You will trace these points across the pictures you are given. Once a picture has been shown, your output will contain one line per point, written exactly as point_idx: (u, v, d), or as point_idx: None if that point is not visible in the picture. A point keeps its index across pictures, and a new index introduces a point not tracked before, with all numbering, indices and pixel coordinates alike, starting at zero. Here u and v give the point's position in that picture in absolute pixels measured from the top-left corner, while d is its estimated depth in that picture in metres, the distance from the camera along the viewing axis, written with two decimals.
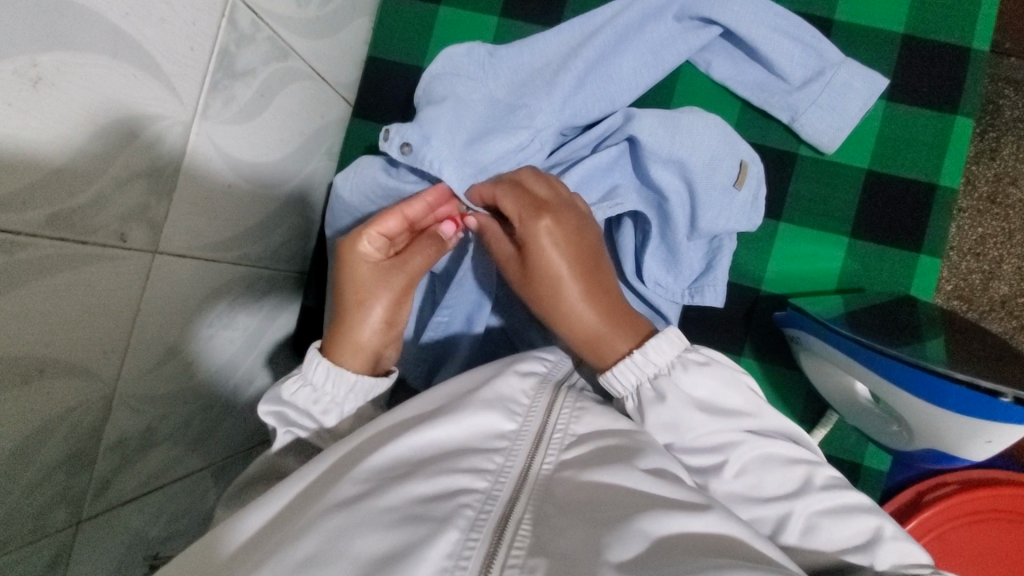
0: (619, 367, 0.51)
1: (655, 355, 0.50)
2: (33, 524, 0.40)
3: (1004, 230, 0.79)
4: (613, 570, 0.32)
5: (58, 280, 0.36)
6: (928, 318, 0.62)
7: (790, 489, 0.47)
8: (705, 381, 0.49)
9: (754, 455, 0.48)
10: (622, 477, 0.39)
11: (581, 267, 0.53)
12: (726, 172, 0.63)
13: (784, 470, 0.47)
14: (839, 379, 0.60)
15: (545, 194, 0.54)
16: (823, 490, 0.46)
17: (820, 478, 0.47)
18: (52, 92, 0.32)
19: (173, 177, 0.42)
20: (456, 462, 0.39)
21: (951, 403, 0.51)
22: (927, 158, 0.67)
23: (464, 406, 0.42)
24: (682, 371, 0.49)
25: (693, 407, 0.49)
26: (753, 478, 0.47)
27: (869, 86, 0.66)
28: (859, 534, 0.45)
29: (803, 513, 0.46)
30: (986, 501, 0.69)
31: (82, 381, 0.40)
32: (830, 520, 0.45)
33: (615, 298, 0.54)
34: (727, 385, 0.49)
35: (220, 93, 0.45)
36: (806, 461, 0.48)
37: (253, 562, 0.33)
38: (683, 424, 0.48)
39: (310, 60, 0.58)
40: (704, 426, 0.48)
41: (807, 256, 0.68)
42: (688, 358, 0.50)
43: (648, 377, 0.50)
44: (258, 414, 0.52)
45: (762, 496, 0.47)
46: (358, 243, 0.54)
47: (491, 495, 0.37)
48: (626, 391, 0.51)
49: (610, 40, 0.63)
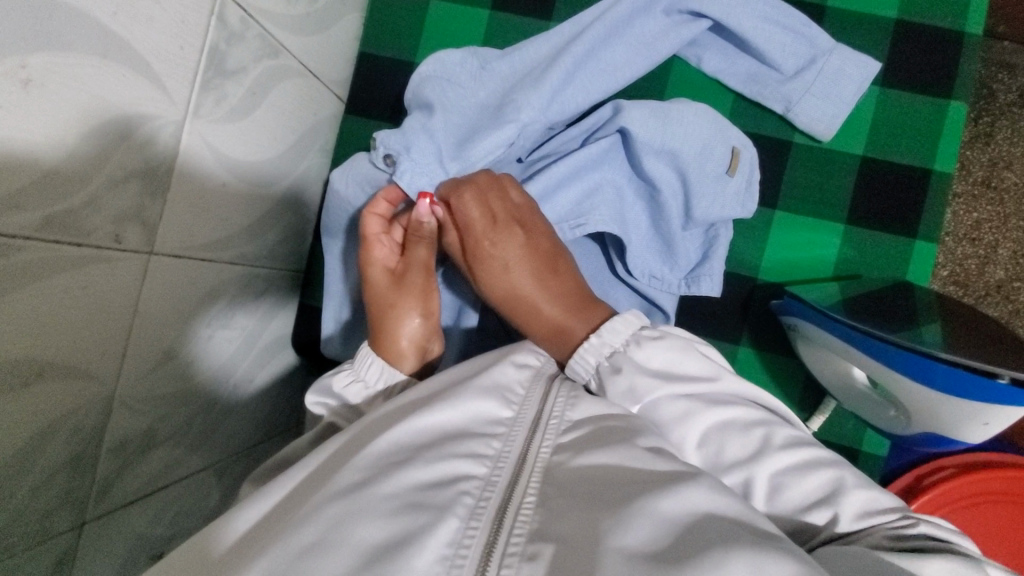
0: (579, 353, 0.52)
1: (610, 334, 0.51)
2: (37, 527, 0.40)
3: (999, 215, 0.79)
4: (614, 548, 0.32)
5: (54, 282, 0.36)
6: (924, 302, 0.62)
7: (750, 452, 0.46)
8: (658, 353, 0.49)
9: (714, 418, 0.47)
10: (618, 457, 0.39)
11: (527, 264, 0.56)
12: (718, 161, 0.62)
13: (743, 435, 0.46)
14: (834, 364, 0.60)
15: (475, 212, 0.57)
16: (782, 449, 0.45)
17: (779, 437, 0.46)
18: (41, 92, 0.32)
19: (166, 177, 0.42)
20: (453, 447, 0.39)
21: (939, 383, 0.52)
22: (921, 143, 0.67)
23: (459, 393, 0.43)
24: (636, 348, 0.50)
25: (647, 376, 0.48)
26: (714, 445, 0.47)
27: (862, 71, 0.66)
28: (820, 490, 0.43)
29: (763, 475, 0.45)
30: (983, 484, 0.69)
31: (80, 383, 0.40)
32: (791, 477, 0.44)
33: (572, 288, 0.56)
34: (680, 354, 0.49)
35: (211, 91, 0.45)
36: (765, 422, 0.47)
37: (255, 550, 0.33)
38: (642, 394, 0.48)
39: (301, 57, 0.58)
40: (659, 393, 0.48)
41: (802, 244, 0.68)
42: (642, 334, 0.51)
43: (605, 356, 0.51)
44: (306, 403, 0.53)
45: (724, 462, 0.46)
46: (370, 257, 0.59)
47: (490, 481, 0.37)
48: (589, 375, 0.51)
49: (598, 36, 0.63)
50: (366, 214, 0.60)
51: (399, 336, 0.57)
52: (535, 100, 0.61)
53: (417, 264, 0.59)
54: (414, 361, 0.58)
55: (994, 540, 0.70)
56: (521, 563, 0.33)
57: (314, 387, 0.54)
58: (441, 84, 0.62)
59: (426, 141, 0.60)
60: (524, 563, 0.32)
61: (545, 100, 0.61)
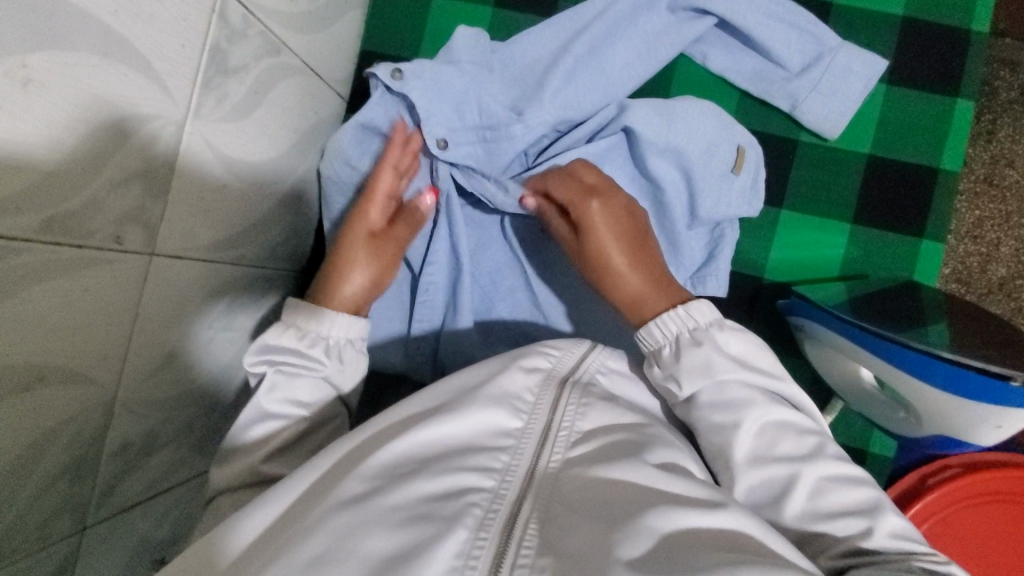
0: (662, 318, 0.51)
1: (698, 313, 0.51)
2: (38, 533, 0.39)
3: (1001, 212, 0.79)
4: (625, 568, 0.32)
5: (54, 286, 0.35)
6: (934, 303, 0.61)
7: (801, 453, 0.46)
8: (739, 342, 0.50)
9: (773, 416, 0.48)
10: (631, 474, 0.39)
11: (621, 239, 0.55)
12: (723, 159, 0.62)
13: (797, 438, 0.47)
14: (844, 365, 0.60)
15: (568, 192, 0.56)
16: (835, 458, 0.46)
17: (833, 448, 0.47)
18: (40, 93, 0.31)
19: (167, 178, 0.42)
20: (461, 461, 0.38)
21: (936, 380, 0.52)
22: (927, 142, 0.67)
23: (467, 406, 0.42)
24: (719, 331, 0.50)
25: (727, 359, 0.49)
26: (767, 441, 0.47)
27: (869, 69, 0.65)
28: (859, 503, 0.44)
29: (811, 477, 0.45)
30: (988, 485, 0.69)
31: (81, 388, 0.39)
32: (839, 486, 0.45)
33: (653, 262, 0.56)
34: (758, 349, 0.50)
35: (213, 91, 0.44)
36: (821, 432, 0.48)
37: (262, 562, 0.33)
38: (716, 369, 0.48)
39: (303, 55, 0.57)
40: (731, 374, 0.49)
41: (808, 244, 0.68)
42: (725, 321, 0.51)
43: (688, 329, 0.50)
44: (247, 366, 0.53)
45: (774, 456, 0.46)
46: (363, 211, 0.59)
47: (499, 494, 0.37)
48: (664, 340, 0.51)
49: (600, 35, 0.63)
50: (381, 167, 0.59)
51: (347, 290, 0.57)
52: (538, 101, 0.61)
53: (396, 239, 0.60)
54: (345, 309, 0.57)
55: (997, 539, 0.69)
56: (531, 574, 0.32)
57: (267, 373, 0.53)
58: (449, 53, 0.61)
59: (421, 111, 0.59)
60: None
61: (548, 98, 0.61)
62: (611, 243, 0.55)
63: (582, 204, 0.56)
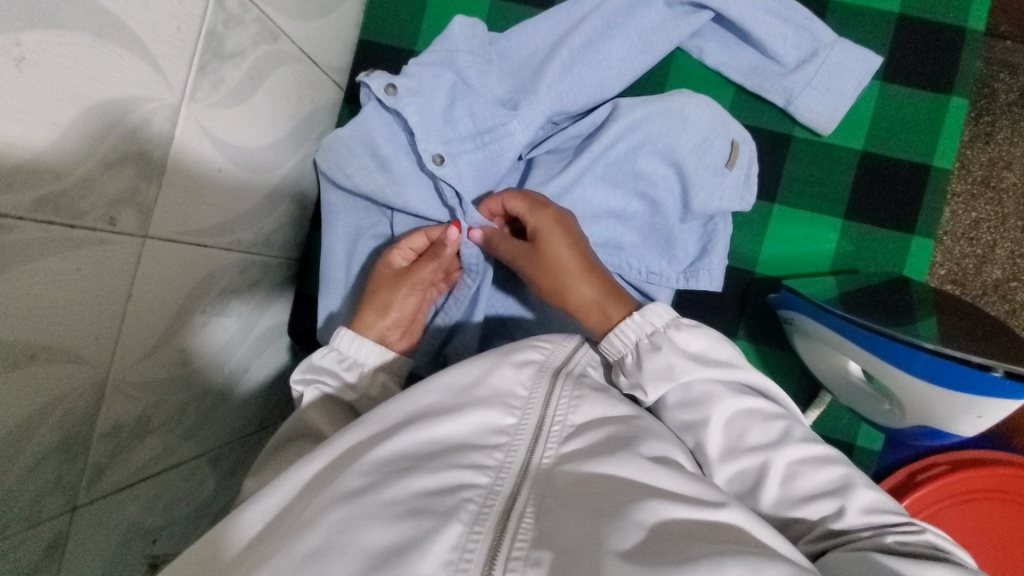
0: (620, 328, 0.52)
1: (653, 317, 0.51)
2: (29, 510, 0.40)
3: (998, 214, 0.79)
4: (618, 558, 0.33)
5: (46, 263, 0.36)
6: (921, 297, 0.62)
7: (769, 440, 0.46)
8: (698, 339, 0.50)
9: (739, 405, 0.48)
10: (623, 471, 0.39)
11: (577, 251, 0.55)
12: (715, 155, 0.62)
13: (765, 423, 0.47)
14: (825, 355, 0.61)
15: (520, 208, 0.56)
16: (802, 442, 0.46)
17: (799, 431, 0.47)
18: (34, 70, 0.32)
19: (161, 161, 0.42)
20: (457, 458, 0.39)
21: (919, 368, 0.52)
22: (921, 139, 0.67)
23: (461, 406, 0.42)
24: (676, 331, 0.50)
25: (686, 358, 0.49)
26: (737, 431, 0.47)
27: (863, 65, 0.65)
28: (832, 484, 0.44)
29: (782, 462, 0.45)
30: (974, 481, 0.69)
31: (73, 366, 0.40)
32: (808, 468, 0.45)
33: (604, 270, 0.57)
34: (716, 342, 0.50)
35: (208, 75, 0.45)
36: (787, 415, 0.48)
37: (260, 556, 0.34)
38: (678, 370, 0.48)
39: (300, 43, 0.58)
40: (689, 374, 0.48)
41: (800, 239, 0.68)
42: (682, 320, 0.51)
43: (645, 335, 0.51)
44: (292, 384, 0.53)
45: (744, 446, 0.47)
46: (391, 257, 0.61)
47: (493, 490, 0.37)
48: (626, 349, 0.51)
49: (596, 28, 0.63)
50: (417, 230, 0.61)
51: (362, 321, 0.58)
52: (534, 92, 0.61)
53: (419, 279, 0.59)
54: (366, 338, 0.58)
55: (987, 536, 0.70)
56: (526, 567, 0.32)
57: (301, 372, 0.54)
58: (445, 52, 0.61)
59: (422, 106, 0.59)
60: (529, 568, 0.32)
61: (543, 89, 0.62)
62: (561, 256, 0.55)
63: (536, 221, 0.55)
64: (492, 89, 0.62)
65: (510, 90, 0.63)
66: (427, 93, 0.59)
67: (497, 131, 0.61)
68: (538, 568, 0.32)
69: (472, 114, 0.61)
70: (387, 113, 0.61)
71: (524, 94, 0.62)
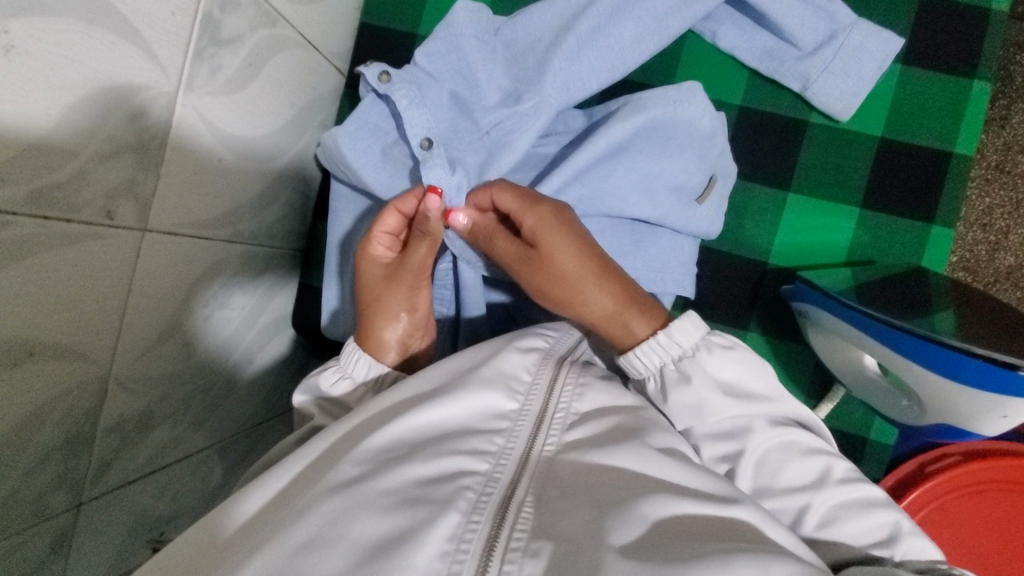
0: (643, 348, 0.49)
1: (679, 336, 0.49)
2: (32, 509, 0.39)
3: (1012, 200, 0.77)
4: (617, 554, 0.32)
5: (43, 260, 0.35)
6: (941, 290, 0.60)
7: (808, 481, 0.46)
8: (729, 365, 0.48)
9: (778, 442, 0.47)
10: (625, 459, 0.38)
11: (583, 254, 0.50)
12: (699, 181, 0.61)
13: (803, 461, 0.47)
14: (847, 353, 0.59)
15: (511, 203, 0.51)
16: (841, 483, 0.46)
17: (839, 471, 0.47)
18: (21, 60, 0.30)
19: (159, 153, 0.41)
20: (456, 444, 0.38)
21: (966, 376, 0.50)
22: (941, 126, 0.65)
23: (460, 388, 0.41)
24: (707, 354, 0.48)
25: (719, 392, 0.47)
26: (772, 468, 0.47)
27: (883, 47, 0.64)
28: (875, 531, 0.44)
29: (822, 505, 0.45)
30: (985, 473, 0.69)
31: (72, 364, 0.39)
32: (849, 513, 0.45)
33: (619, 274, 0.52)
34: (751, 371, 0.48)
35: (205, 62, 0.43)
36: (828, 451, 0.47)
37: (253, 545, 0.33)
38: (707, 408, 0.47)
39: (300, 27, 0.56)
40: (725, 410, 0.47)
41: (817, 228, 0.66)
42: (713, 341, 0.49)
43: (672, 359, 0.49)
44: (297, 404, 0.53)
45: (781, 487, 0.47)
46: (370, 248, 0.56)
47: (492, 477, 0.36)
48: (649, 373, 0.50)
49: (608, 9, 0.62)
50: (385, 208, 0.56)
51: (383, 332, 0.54)
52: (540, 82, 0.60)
53: (415, 263, 0.54)
54: (395, 357, 0.55)
55: (996, 529, 0.69)
56: (524, 559, 0.32)
57: (303, 382, 0.53)
58: (456, 40, 0.60)
59: (430, 98, 0.58)
60: (526, 559, 0.32)
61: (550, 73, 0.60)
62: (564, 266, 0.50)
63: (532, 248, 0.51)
64: (500, 78, 0.61)
65: (519, 79, 0.61)
66: (426, 90, 0.58)
67: (505, 125, 0.59)
68: (537, 559, 0.32)
69: (478, 108, 0.60)
70: (386, 104, 0.60)
71: (531, 84, 0.61)
